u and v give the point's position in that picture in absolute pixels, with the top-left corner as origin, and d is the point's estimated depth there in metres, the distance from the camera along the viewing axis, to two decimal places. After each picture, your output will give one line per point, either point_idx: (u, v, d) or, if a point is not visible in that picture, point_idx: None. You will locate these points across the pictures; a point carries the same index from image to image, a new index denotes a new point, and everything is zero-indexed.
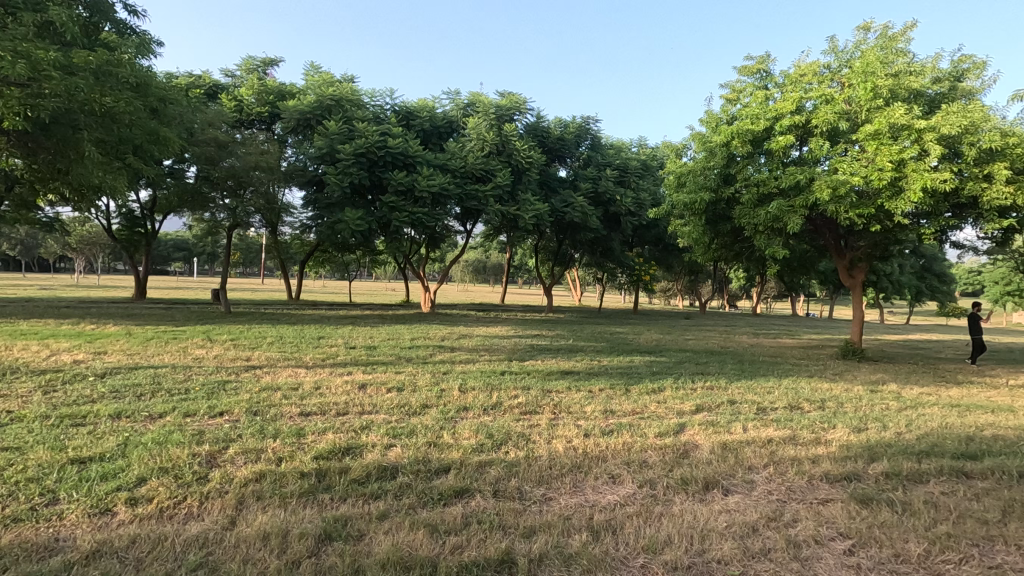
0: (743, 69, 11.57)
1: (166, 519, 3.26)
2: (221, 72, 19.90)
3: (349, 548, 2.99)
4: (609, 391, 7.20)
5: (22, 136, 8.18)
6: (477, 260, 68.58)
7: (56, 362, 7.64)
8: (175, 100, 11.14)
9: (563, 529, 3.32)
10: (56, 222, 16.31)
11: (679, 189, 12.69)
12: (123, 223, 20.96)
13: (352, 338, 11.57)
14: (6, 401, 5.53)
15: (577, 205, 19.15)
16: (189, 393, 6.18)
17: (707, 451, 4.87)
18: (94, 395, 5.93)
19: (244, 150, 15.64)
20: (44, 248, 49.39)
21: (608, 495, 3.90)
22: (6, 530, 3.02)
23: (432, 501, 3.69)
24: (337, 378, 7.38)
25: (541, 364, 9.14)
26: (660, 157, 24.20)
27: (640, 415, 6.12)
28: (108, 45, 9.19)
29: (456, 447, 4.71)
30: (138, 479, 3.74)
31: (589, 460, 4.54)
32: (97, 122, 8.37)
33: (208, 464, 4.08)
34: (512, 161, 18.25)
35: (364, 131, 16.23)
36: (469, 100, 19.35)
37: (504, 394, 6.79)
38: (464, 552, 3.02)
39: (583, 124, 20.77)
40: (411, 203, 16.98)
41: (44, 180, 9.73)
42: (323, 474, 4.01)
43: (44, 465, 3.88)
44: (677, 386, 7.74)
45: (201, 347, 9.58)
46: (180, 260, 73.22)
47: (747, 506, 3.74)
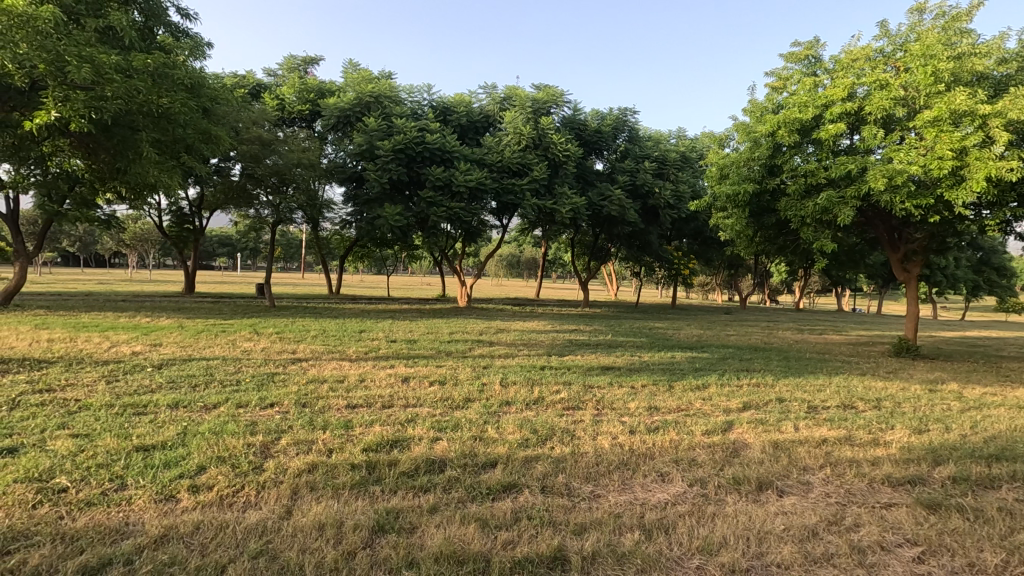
0: (790, 56, 11.16)
1: (226, 506, 3.36)
2: (264, 72, 20.41)
3: (402, 540, 3.02)
4: (653, 387, 7.09)
5: (85, 138, 8.47)
6: (512, 255, 68.75)
7: (116, 353, 8.00)
8: (224, 99, 11.45)
9: (615, 527, 3.28)
10: (112, 220, 17.07)
11: (722, 181, 12.35)
12: (173, 220, 21.76)
13: (392, 332, 11.75)
14: (72, 390, 5.82)
15: (614, 198, 18.91)
16: (241, 384, 6.39)
17: (758, 450, 4.73)
18: (153, 385, 6.19)
19: (287, 148, 15.99)
20: (102, 244, 52.25)
21: (657, 493, 3.83)
22: (80, 514, 3.17)
23: (481, 495, 3.70)
24: (380, 370, 7.51)
25: (581, 359, 9.08)
26: (700, 148, 23.62)
27: (685, 412, 6.01)
28: (163, 48, 9.46)
29: (502, 441, 4.72)
30: (198, 467, 3.87)
31: (636, 457, 4.47)
32: (154, 123, 8.63)
33: (262, 454, 4.20)
34: (549, 155, 18.16)
35: (403, 128, 16.41)
36: (506, 94, 19.34)
37: (546, 389, 6.76)
38: (516, 548, 3.01)
39: (620, 116, 20.44)
40: (448, 198, 17.10)
41: (101, 180, 10.11)
42: (373, 466, 4.07)
43: (112, 451, 4.06)
44: (722, 383, 7.55)
45: (249, 340, 9.87)
46: (226, 256, 75.81)
47: (805, 508, 3.62)
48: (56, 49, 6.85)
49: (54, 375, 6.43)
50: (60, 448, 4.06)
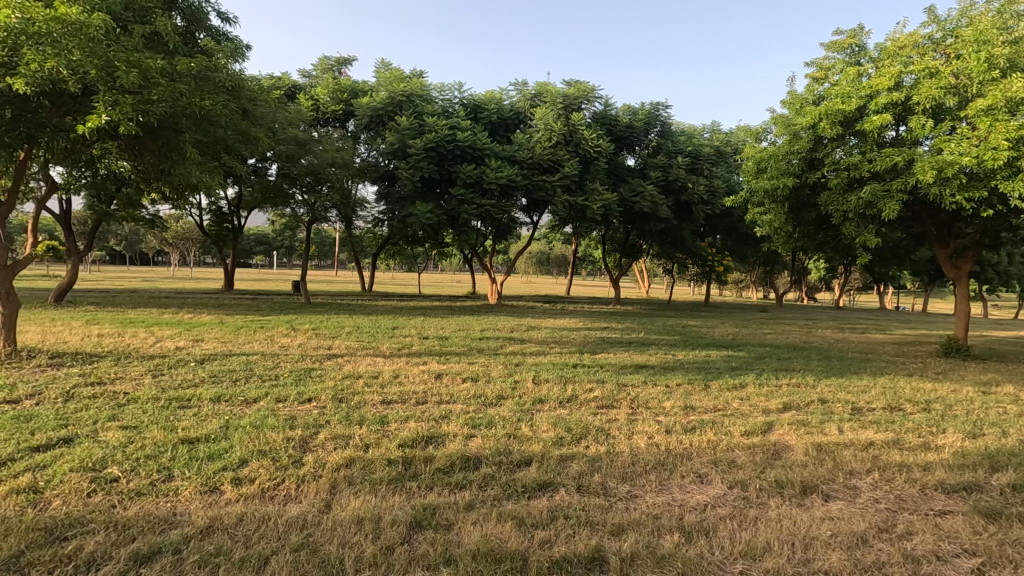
0: (832, 45, 10.78)
1: (267, 499, 3.44)
2: (299, 73, 20.85)
3: (440, 537, 3.03)
4: (688, 387, 6.96)
5: (132, 141, 8.57)
6: (541, 251, 68.43)
7: (161, 348, 8.29)
8: (261, 99, 11.59)
9: (653, 529, 3.22)
10: (157, 219, 17.70)
11: (759, 175, 12.02)
12: (213, 219, 22.42)
13: (425, 329, 11.86)
14: (122, 383, 6.06)
15: (647, 193, 18.65)
16: (280, 378, 6.54)
17: (800, 453, 4.58)
18: (197, 379, 6.40)
19: (321, 148, 16.28)
20: (146, 241, 54.36)
21: (696, 495, 3.75)
22: (131, 503, 3.29)
23: (516, 493, 3.69)
24: (413, 367, 7.59)
25: (614, 357, 9.00)
26: (735, 142, 23.06)
27: (723, 412, 5.87)
28: (206, 52, 9.52)
29: (536, 439, 4.70)
30: (240, 460, 3.96)
31: (673, 458, 4.38)
32: (197, 125, 8.66)
33: (301, 448, 4.28)
34: (580, 151, 18.01)
35: (434, 126, 16.54)
36: (536, 91, 19.26)
37: (579, 387, 6.71)
38: (554, 547, 2.99)
39: (652, 111, 20.10)
40: (479, 195, 17.15)
41: (147, 182, 10.45)
42: (409, 461, 4.10)
43: (159, 443, 4.20)
44: (760, 383, 7.36)
45: (286, 336, 10.11)
46: (262, 254, 77.90)
47: (853, 514, 3.49)
48: (107, 54, 6.31)
49: (104, 369, 6.70)
50: (112, 439, 4.22)
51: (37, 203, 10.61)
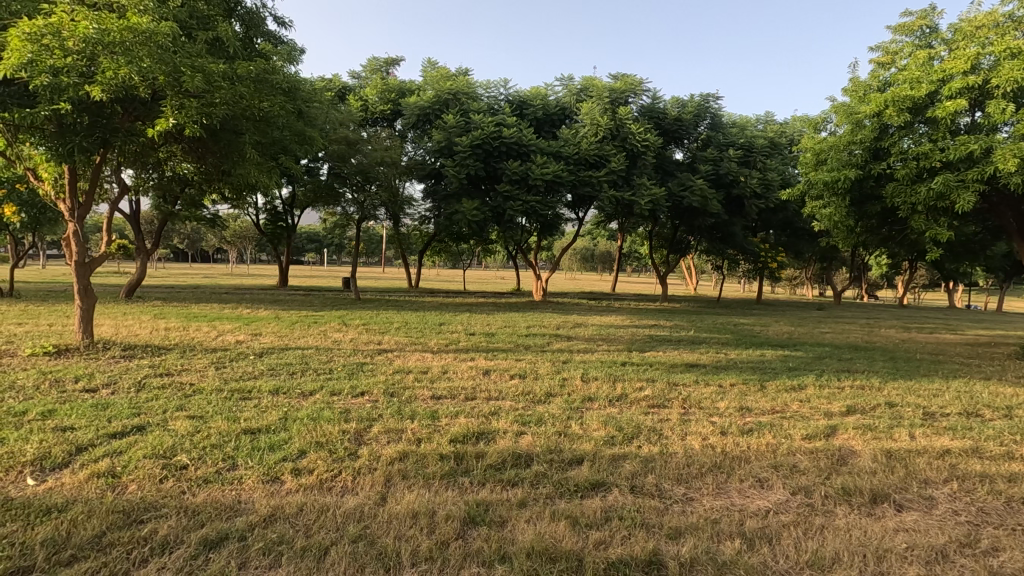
0: (900, 27, 10.15)
1: (325, 490, 3.53)
2: (349, 74, 21.38)
3: (494, 534, 3.03)
4: (743, 387, 6.75)
5: (195, 143, 8.73)
6: (586, 248, 67.82)
7: (223, 342, 8.68)
8: (315, 101, 11.86)
9: (713, 534, 3.11)
10: (217, 218, 18.55)
11: (818, 167, 11.49)
12: (269, 218, 23.31)
13: (471, 325, 11.95)
14: (188, 374, 6.38)
15: (696, 188, 18.16)
16: (333, 372, 6.73)
17: (868, 459, 4.34)
18: (256, 371, 6.66)
19: (370, 147, 16.66)
20: (207, 240, 57.23)
21: (756, 500, 3.60)
22: (199, 489, 3.44)
23: (569, 492, 3.64)
24: (462, 363, 7.64)
25: (664, 356, 8.80)
26: (791, 133, 22.11)
27: (781, 414, 5.64)
28: (264, 54, 9.76)
29: (587, 437, 4.64)
30: (299, 451, 4.08)
31: (730, 460, 4.23)
32: (256, 127, 8.85)
33: (356, 441, 4.37)
34: (627, 145, 17.72)
35: (481, 123, 16.65)
36: (583, 85, 19.05)
37: (629, 385, 6.60)
38: (610, 549, 2.93)
39: (702, 102, 19.53)
40: (525, 191, 17.14)
41: (208, 184, 10.94)
42: (460, 457, 4.13)
43: (223, 433, 4.38)
44: (820, 384, 7.03)
45: (338, 331, 10.40)
46: (313, 251, 80.58)
47: (929, 526, 3.27)
48: (173, 61, 6.65)
49: (172, 360, 7.08)
50: (179, 428, 4.43)
51: (110, 205, 11.25)
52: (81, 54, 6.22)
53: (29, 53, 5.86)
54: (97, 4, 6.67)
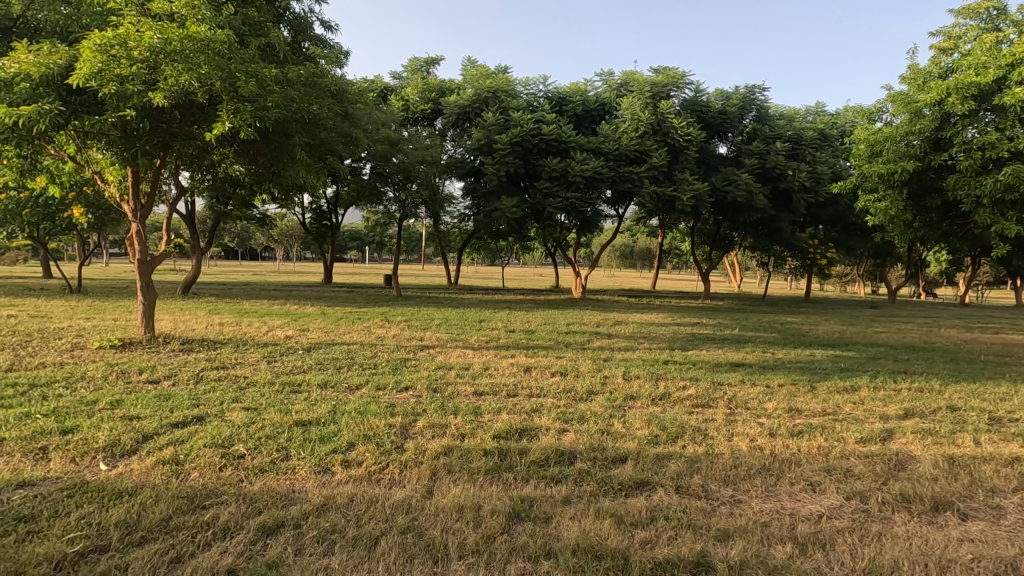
0: (964, 10, 9.60)
1: (374, 482, 3.62)
2: (391, 75, 21.78)
3: (539, 529, 3.05)
4: (791, 387, 6.57)
5: (247, 146, 8.97)
6: (625, 245, 67.07)
7: (272, 336, 9.00)
8: (359, 102, 12.14)
9: (763, 538, 3.04)
10: (266, 218, 19.25)
11: (873, 159, 10.99)
12: (314, 217, 24.03)
13: (510, 322, 11.99)
14: (242, 367, 6.66)
15: (741, 182, 17.68)
16: (378, 367, 6.91)
17: (929, 464, 4.15)
18: (305, 365, 6.91)
19: (411, 146, 16.94)
20: (256, 239, 59.54)
21: (808, 504, 3.50)
22: (256, 478, 3.60)
23: (613, 490, 3.63)
24: (502, 359, 7.71)
25: (708, 355, 8.61)
26: (843, 124, 21.21)
27: (833, 416, 5.44)
28: (311, 58, 10.03)
29: (630, 437, 4.59)
30: (348, 443, 4.21)
31: (779, 462, 4.12)
32: (304, 128, 9.08)
33: (402, 435, 4.47)
34: (669, 140, 17.41)
35: (520, 121, 16.70)
36: (623, 80, 18.83)
37: (672, 384, 6.49)
38: (656, 548, 2.91)
39: (747, 94, 19.08)
40: (565, 188, 17.07)
41: (258, 185, 11.35)
42: (504, 453, 4.17)
43: (277, 425, 4.55)
44: (875, 386, 6.73)
45: (381, 327, 10.64)
46: (356, 249, 82.58)
47: (997, 537, 3.10)
48: (229, 67, 6.89)
49: (227, 354, 7.41)
50: (236, 419, 4.64)
51: (168, 205, 11.77)
52: (145, 63, 6.57)
53: (99, 64, 6.26)
54: (158, 15, 6.99)
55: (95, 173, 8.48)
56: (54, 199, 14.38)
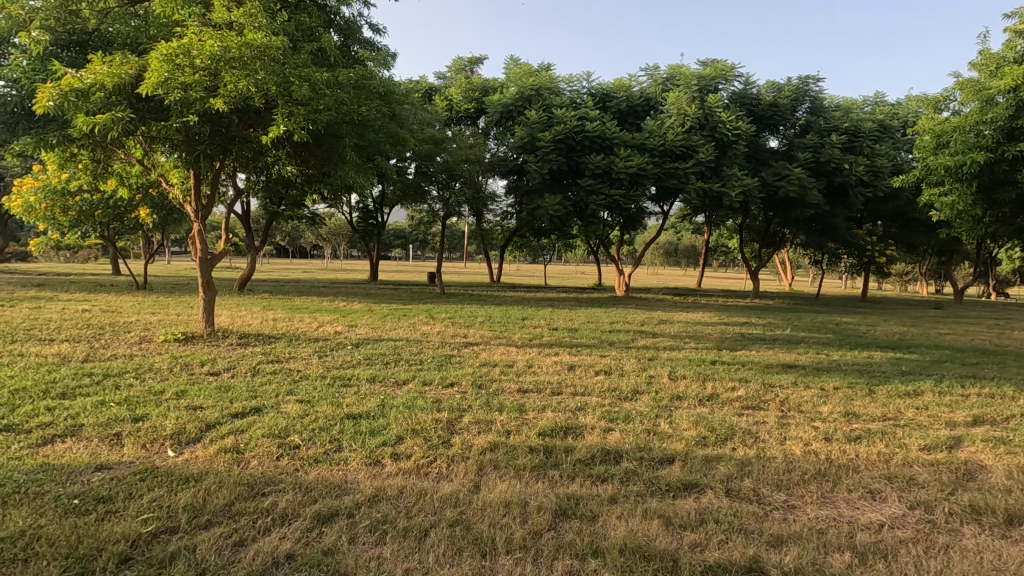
0: None
1: (422, 475, 3.70)
2: (436, 75, 22.08)
3: (586, 528, 3.05)
4: (848, 391, 6.29)
5: (300, 148, 9.26)
6: (669, 242, 65.80)
7: (323, 332, 9.31)
8: (405, 103, 12.35)
9: (819, 545, 2.94)
10: (315, 217, 19.88)
11: (938, 151, 10.38)
12: (361, 216, 24.66)
13: (554, 320, 11.97)
14: (295, 361, 6.93)
15: (793, 176, 17.05)
16: (424, 363, 7.03)
17: (1002, 475, 3.90)
18: (354, 360, 7.11)
19: (455, 145, 17.16)
20: (306, 238, 61.61)
21: (868, 513, 3.35)
22: (311, 468, 3.74)
23: (660, 491, 3.58)
24: (546, 357, 7.72)
25: (758, 355, 8.35)
26: (905, 114, 20.10)
27: (894, 422, 5.19)
28: (360, 60, 10.25)
29: (678, 437, 4.52)
30: (397, 437, 4.31)
31: (836, 468, 3.97)
32: (354, 130, 9.30)
33: (449, 430, 4.55)
34: (717, 134, 16.96)
35: (563, 118, 16.64)
36: (669, 74, 18.45)
37: (720, 385, 6.34)
38: (706, 552, 2.85)
39: (801, 85, 18.40)
40: (608, 185, 16.91)
41: (309, 185, 11.73)
42: (550, 450, 4.18)
43: (329, 417, 4.71)
44: (940, 391, 6.37)
45: (426, 324, 10.83)
46: (400, 246, 84.20)
47: None
48: (284, 72, 7.13)
49: (281, 348, 7.70)
50: (291, 411, 4.83)
51: (226, 206, 12.31)
52: (206, 70, 6.88)
53: (165, 72, 6.61)
54: (219, 24, 7.31)
55: (160, 176, 8.96)
56: (124, 200, 15.33)
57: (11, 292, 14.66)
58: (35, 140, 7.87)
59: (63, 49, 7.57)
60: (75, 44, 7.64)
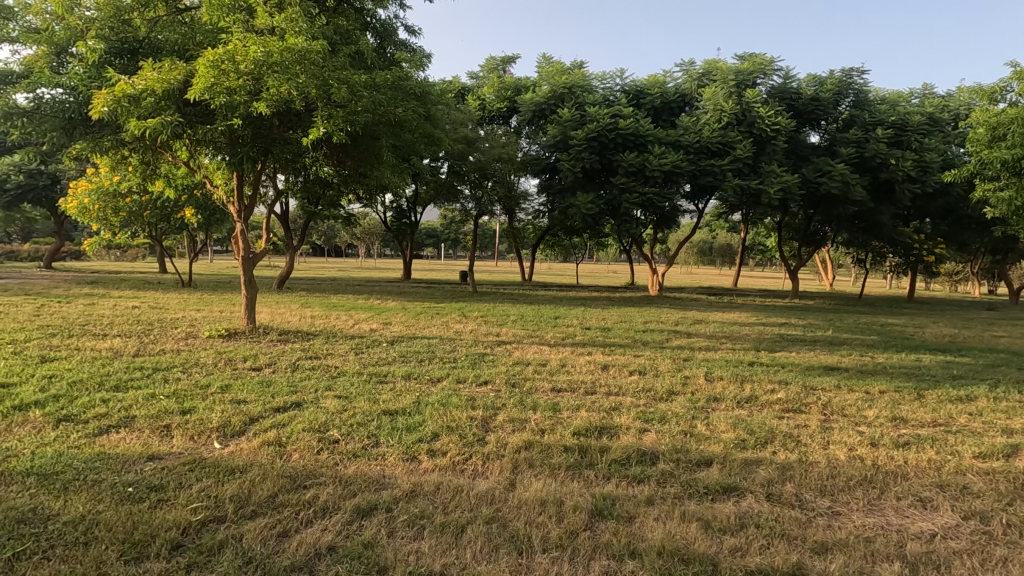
0: None
1: (458, 471, 3.74)
2: (469, 75, 22.21)
3: (623, 529, 3.02)
4: (895, 395, 6.05)
5: (338, 150, 9.47)
6: (704, 241, 64.57)
7: (359, 329, 9.50)
8: (439, 104, 12.46)
9: (867, 554, 2.84)
10: (350, 216, 20.25)
11: (994, 144, 9.88)
12: (395, 216, 25.00)
13: (586, 319, 11.89)
14: (333, 358, 7.09)
15: (836, 173, 16.51)
16: (458, 361, 7.09)
17: None
18: (389, 357, 7.22)
19: (488, 145, 17.23)
20: (340, 237, 62.86)
21: (918, 522, 3.22)
22: (350, 462, 3.83)
23: (698, 494, 3.52)
24: (580, 356, 7.69)
25: (798, 357, 8.13)
26: (957, 106, 19.18)
27: (946, 428, 4.97)
28: (396, 62, 10.39)
29: (716, 439, 4.44)
30: (433, 433, 4.37)
31: (883, 474, 3.83)
32: (390, 130, 9.44)
33: (483, 428, 4.58)
34: (755, 130, 16.56)
35: (596, 116, 16.52)
36: (705, 69, 18.10)
37: (758, 387, 6.19)
38: (747, 557, 2.79)
39: (844, 79, 17.84)
40: (642, 183, 16.71)
41: (344, 185, 11.95)
42: (585, 450, 4.17)
43: (366, 413, 4.80)
44: (995, 396, 6.07)
45: (459, 322, 10.92)
46: (432, 245, 85.04)
47: None
48: (324, 76, 7.28)
49: (319, 345, 7.89)
50: (330, 406, 4.94)
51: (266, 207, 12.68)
52: (250, 75, 7.08)
53: (212, 78, 6.82)
54: (262, 29, 7.50)
55: (205, 178, 9.28)
56: (170, 201, 15.95)
57: (67, 289, 15.43)
58: (91, 144, 8.24)
59: (116, 57, 7.88)
60: (126, 52, 7.94)
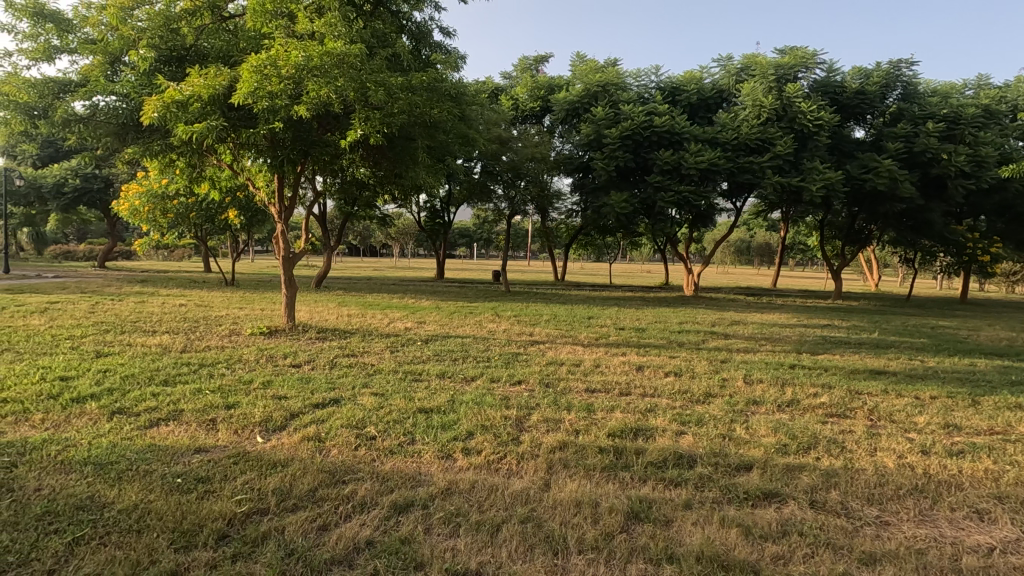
0: None
1: (493, 470, 3.75)
2: (502, 75, 22.28)
3: (660, 532, 2.98)
4: (947, 400, 5.77)
5: (375, 151, 9.64)
6: (741, 240, 63.07)
7: (394, 328, 9.64)
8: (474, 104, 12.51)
9: (919, 566, 2.72)
10: (385, 217, 20.54)
11: None
12: (429, 216, 25.23)
13: (620, 319, 11.74)
14: (369, 356, 7.22)
15: (882, 169, 15.89)
16: (491, 360, 7.11)
17: None
18: (424, 356, 7.31)
19: (521, 144, 17.23)
20: (375, 237, 63.86)
21: (975, 535, 3.07)
22: (387, 458, 3.89)
23: (738, 499, 3.44)
24: (614, 357, 7.61)
25: (841, 359, 7.86)
26: (1015, 97, 18.17)
27: (1004, 436, 4.72)
28: (431, 64, 10.48)
29: (756, 444, 4.32)
30: (468, 432, 4.39)
31: (934, 484, 3.66)
32: (426, 131, 9.54)
33: (517, 427, 4.58)
34: (796, 126, 16.07)
35: (630, 113, 16.33)
36: (743, 64, 17.67)
37: (800, 390, 5.99)
38: (790, 565, 2.71)
39: (891, 71, 17.15)
40: (677, 181, 16.41)
41: (380, 186, 12.15)
42: (620, 451, 4.12)
43: (402, 410, 4.87)
44: None
45: (492, 321, 10.95)
46: (465, 245, 85.52)
47: None
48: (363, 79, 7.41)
49: (355, 343, 8.05)
50: (367, 403, 5.02)
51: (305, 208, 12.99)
52: (291, 79, 7.26)
53: (255, 83, 7.04)
54: (303, 35, 7.69)
55: (247, 180, 9.57)
56: (214, 203, 16.49)
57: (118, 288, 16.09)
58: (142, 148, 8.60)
59: (165, 64, 8.19)
60: (175, 60, 8.25)
